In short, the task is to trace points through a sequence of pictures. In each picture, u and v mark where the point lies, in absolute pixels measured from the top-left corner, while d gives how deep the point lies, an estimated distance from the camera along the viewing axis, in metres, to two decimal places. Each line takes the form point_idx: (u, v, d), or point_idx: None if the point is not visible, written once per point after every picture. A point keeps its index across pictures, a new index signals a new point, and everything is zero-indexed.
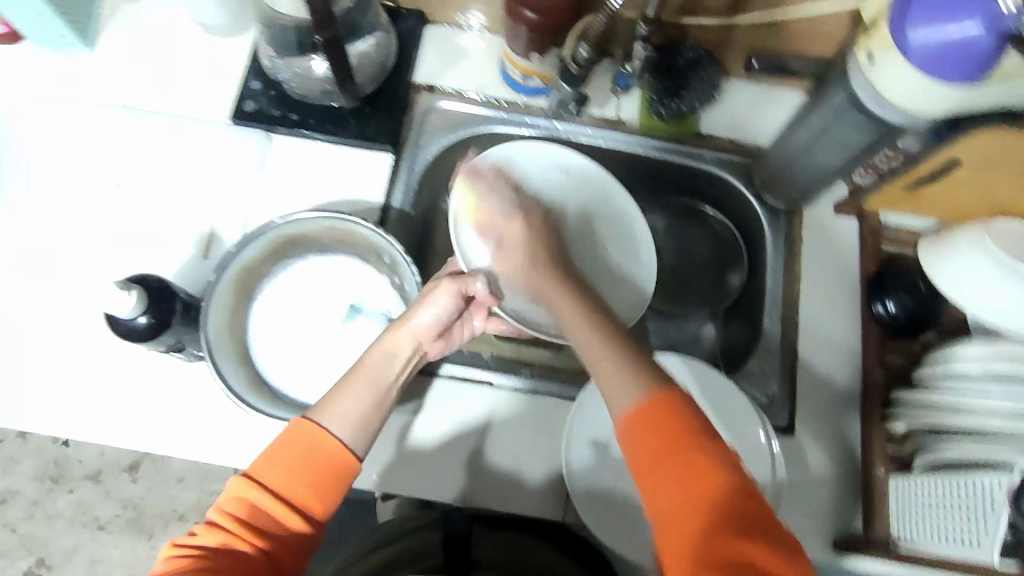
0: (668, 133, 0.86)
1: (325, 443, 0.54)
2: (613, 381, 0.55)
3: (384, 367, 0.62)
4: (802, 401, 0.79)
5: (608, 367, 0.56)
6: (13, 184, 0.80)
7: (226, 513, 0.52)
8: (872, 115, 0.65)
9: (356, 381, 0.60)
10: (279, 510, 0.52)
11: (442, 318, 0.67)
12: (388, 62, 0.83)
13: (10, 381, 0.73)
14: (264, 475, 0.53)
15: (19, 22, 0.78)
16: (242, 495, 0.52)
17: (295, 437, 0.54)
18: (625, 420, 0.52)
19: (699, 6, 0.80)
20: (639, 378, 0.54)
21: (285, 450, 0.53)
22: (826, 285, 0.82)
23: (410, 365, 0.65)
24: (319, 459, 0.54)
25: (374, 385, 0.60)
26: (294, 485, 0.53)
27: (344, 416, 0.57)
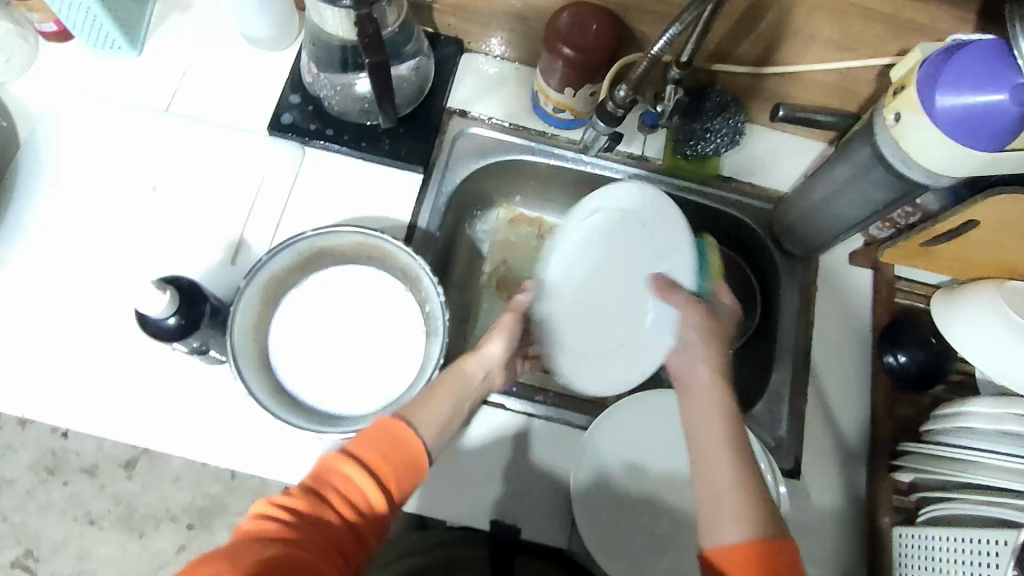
0: (692, 173, 0.88)
1: (414, 439, 0.55)
2: (738, 517, 0.52)
3: (458, 384, 0.65)
4: (809, 445, 0.80)
5: (738, 503, 0.52)
6: (50, 176, 0.81)
7: (321, 483, 0.52)
8: (896, 172, 0.67)
9: (439, 394, 0.63)
10: (369, 490, 0.52)
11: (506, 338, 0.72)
12: (425, 86, 0.85)
13: (32, 370, 0.74)
14: (361, 455, 0.53)
15: (70, 22, 0.80)
16: (341, 470, 0.52)
17: (385, 424, 0.55)
18: (729, 551, 0.51)
19: (731, 55, 0.81)
20: (759, 518, 0.51)
21: (378, 437, 0.54)
22: (837, 333, 0.84)
23: (480, 390, 0.68)
24: (408, 449, 0.55)
25: (456, 399, 0.63)
26: (387, 470, 0.53)
27: (431, 421, 0.59)
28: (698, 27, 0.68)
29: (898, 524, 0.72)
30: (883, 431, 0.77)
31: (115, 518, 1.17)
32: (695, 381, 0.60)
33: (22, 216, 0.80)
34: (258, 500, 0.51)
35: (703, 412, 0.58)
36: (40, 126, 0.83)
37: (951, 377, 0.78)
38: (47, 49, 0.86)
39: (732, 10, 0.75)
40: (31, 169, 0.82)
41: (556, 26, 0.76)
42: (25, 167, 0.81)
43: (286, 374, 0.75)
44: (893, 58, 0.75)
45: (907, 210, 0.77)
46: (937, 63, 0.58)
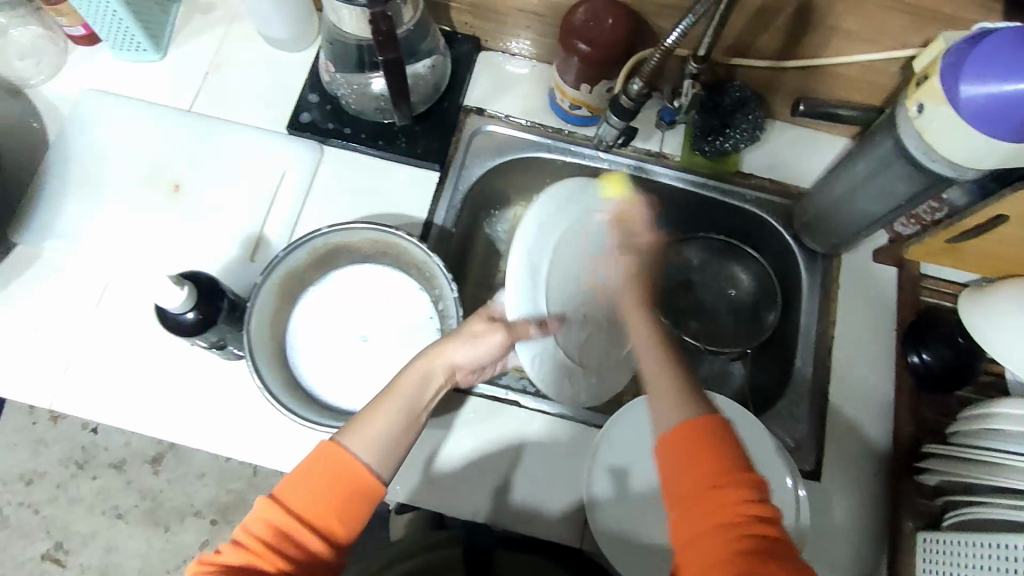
0: (712, 169, 0.87)
1: (355, 467, 0.53)
2: (671, 407, 0.53)
3: (417, 385, 0.61)
4: (829, 447, 0.78)
5: (673, 398, 0.53)
6: (77, 175, 0.84)
7: (250, 533, 0.51)
8: (918, 165, 0.65)
9: (386, 403, 0.59)
10: (302, 532, 0.51)
11: (486, 347, 0.66)
12: (442, 84, 0.86)
13: (58, 365, 0.76)
14: (291, 497, 0.52)
15: (97, 25, 0.82)
16: (269, 517, 0.51)
17: (321, 456, 0.53)
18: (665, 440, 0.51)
19: (750, 48, 0.80)
20: (688, 403, 0.53)
21: (315, 470, 0.53)
22: (860, 333, 0.82)
23: (441, 390, 0.65)
24: (348, 484, 0.53)
25: (409, 407, 0.60)
26: (320, 507, 0.52)
27: (371, 441, 0.56)
28: (714, 21, 0.67)
29: (921, 528, 0.70)
30: (906, 433, 0.75)
31: (141, 513, 1.20)
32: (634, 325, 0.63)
33: (49, 214, 0.82)
34: (189, 563, 0.51)
35: (635, 326, 0.63)
36: (67, 127, 0.85)
37: (979, 378, 0.76)
38: (75, 52, 0.88)
39: (748, 4, 0.74)
40: (59, 169, 0.84)
41: (571, 21, 0.75)
42: (52, 167, 0.84)
43: (302, 369, 0.76)
44: (917, 50, 0.73)
45: (931, 205, 0.76)
46: (961, 50, 0.56)
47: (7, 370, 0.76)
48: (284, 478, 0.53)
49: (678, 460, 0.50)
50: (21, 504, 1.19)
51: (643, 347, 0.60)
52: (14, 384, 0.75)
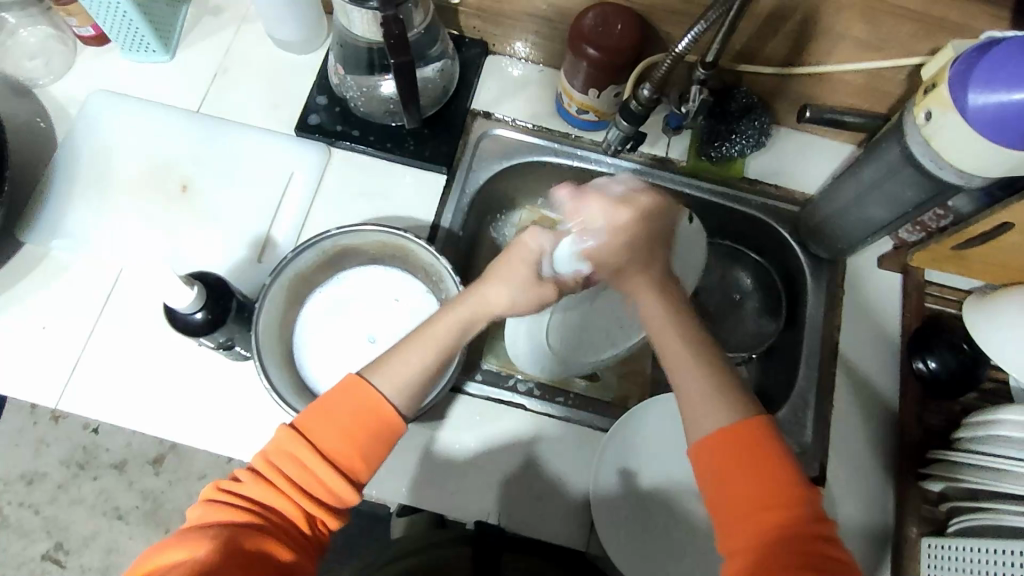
0: (717, 175, 0.87)
1: (376, 404, 0.54)
2: (701, 409, 0.53)
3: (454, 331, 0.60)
4: (834, 452, 0.78)
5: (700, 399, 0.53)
6: (85, 175, 0.84)
7: (271, 465, 0.53)
8: (925, 173, 0.65)
9: (419, 341, 0.59)
10: (319, 467, 0.52)
11: (529, 297, 0.64)
12: (450, 88, 0.86)
13: (64, 364, 0.76)
14: (314, 431, 0.53)
15: (108, 26, 0.83)
16: (291, 448, 0.53)
17: (346, 392, 0.54)
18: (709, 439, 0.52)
19: (758, 54, 0.81)
20: (732, 404, 0.53)
21: (336, 407, 0.54)
22: (865, 339, 0.82)
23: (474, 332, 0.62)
24: (371, 419, 0.54)
25: (437, 354, 0.59)
26: (342, 444, 0.53)
27: (392, 379, 0.56)
28: (723, 28, 0.67)
29: (927, 534, 0.71)
30: (912, 439, 0.75)
31: (141, 514, 1.20)
32: (640, 296, 0.60)
33: (57, 213, 0.82)
34: (207, 486, 0.53)
35: (647, 301, 0.59)
36: (76, 127, 0.85)
37: (984, 385, 0.76)
38: (84, 53, 0.88)
39: (757, 11, 0.74)
40: (68, 169, 0.84)
41: (580, 26, 0.76)
42: (60, 166, 0.84)
43: (309, 370, 0.76)
44: (923, 57, 0.73)
45: (936, 213, 0.76)
46: (969, 59, 0.57)
47: (13, 369, 0.76)
48: (307, 410, 0.54)
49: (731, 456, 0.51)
50: (21, 504, 1.19)
51: (659, 337, 0.57)
52: (21, 383, 0.75)
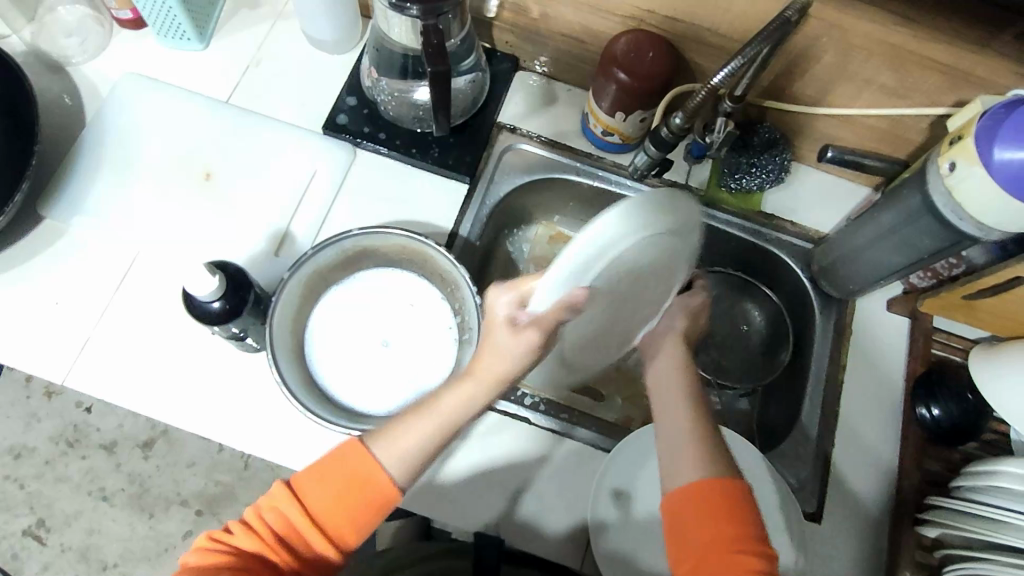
0: (734, 207, 0.89)
1: (379, 478, 0.55)
2: (689, 459, 0.57)
3: (460, 408, 0.57)
4: (830, 490, 0.78)
5: (688, 447, 0.58)
6: (109, 155, 0.84)
7: (263, 521, 0.55)
8: (944, 221, 0.66)
9: (422, 418, 0.56)
10: (310, 531, 0.54)
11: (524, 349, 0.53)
12: (479, 99, 0.87)
13: (71, 341, 0.76)
14: (305, 492, 0.54)
15: (146, 11, 0.83)
16: (284, 509, 0.54)
17: (341, 456, 0.55)
18: (681, 492, 0.56)
19: (785, 92, 0.82)
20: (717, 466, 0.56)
21: (334, 473, 0.54)
22: (869, 380, 0.83)
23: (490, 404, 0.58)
24: (370, 491, 0.54)
25: (441, 430, 0.56)
26: (332, 510, 0.54)
27: (399, 453, 0.55)
28: (756, 63, 0.69)
29: None
30: (909, 483, 0.76)
31: (127, 497, 1.19)
32: (663, 363, 0.66)
33: (78, 190, 0.82)
34: (202, 536, 0.55)
35: (665, 357, 0.66)
36: (104, 106, 0.86)
37: (984, 435, 0.77)
38: (119, 35, 0.89)
39: (789, 50, 0.76)
40: (94, 148, 0.84)
41: (613, 50, 0.77)
42: (85, 145, 0.84)
43: (317, 369, 0.76)
44: (948, 109, 0.75)
45: (948, 262, 0.76)
46: (997, 116, 0.58)
47: (22, 343, 0.76)
48: (301, 470, 0.55)
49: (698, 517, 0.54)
50: (6, 477, 1.19)
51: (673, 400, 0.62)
52: (28, 357, 0.76)
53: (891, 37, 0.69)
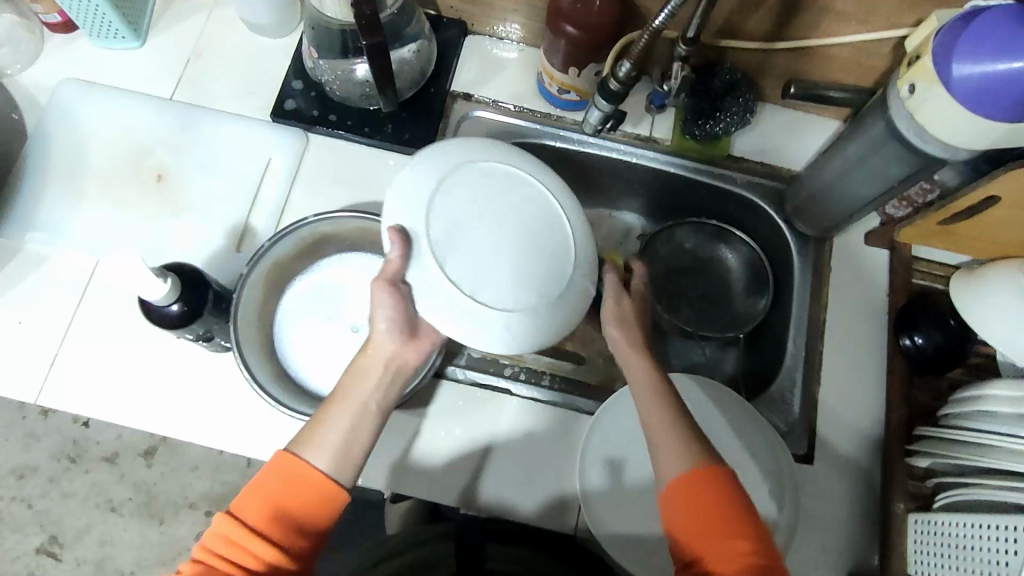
0: (700, 153, 0.86)
1: (313, 475, 0.54)
2: (672, 450, 0.55)
3: (367, 386, 0.59)
4: (821, 430, 0.78)
5: (665, 441, 0.56)
6: (57, 166, 0.82)
7: (206, 549, 0.52)
8: (909, 145, 0.64)
9: (335, 408, 0.58)
10: (254, 546, 0.52)
11: (404, 316, 0.59)
12: (428, 69, 0.84)
13: (41, 360, 0.75)
14: (243, 509, 0.53)
15: (74, 13, 0.80)
16: (224, 532, 0.52)
17: (274, 468, 0.54)
18: (666, 490, 0.54)
19: (739, 30, 0.79)
20: (693, 450, 0.55)
21: (268, 482, 0.54)
22: (854, 316, 0.81)
23: (393, 381, 0.60)
24: (307, 491, 0.54)
25: (353, 411, 0.58)
26: (271, 517, 0.53)
27: (323, 447, 0.56)
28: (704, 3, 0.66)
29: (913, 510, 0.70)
30: (898, 415, 0.75)
31: (135, 506, 1.20)
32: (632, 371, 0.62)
33: (30, 206, 0.80)
34: None
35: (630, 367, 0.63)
36: (47, 115, 0.83)
37: (971, 360, 0.76)
38: (52, 40, 0.86)
39: None
40: (41, 160, 0.82)
41: (559, 4, 0.74)
42: (31, 158, 0.82)
43: (292, 362, 0.75)
44: (907, 30, 0.72)
45: (923, 186, 0.77)
46: (954, 29, 0.55)
47: None
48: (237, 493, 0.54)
49: (684, 515, 0.52)
50: (13, 499, 1.20)
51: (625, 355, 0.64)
52: None
53: None
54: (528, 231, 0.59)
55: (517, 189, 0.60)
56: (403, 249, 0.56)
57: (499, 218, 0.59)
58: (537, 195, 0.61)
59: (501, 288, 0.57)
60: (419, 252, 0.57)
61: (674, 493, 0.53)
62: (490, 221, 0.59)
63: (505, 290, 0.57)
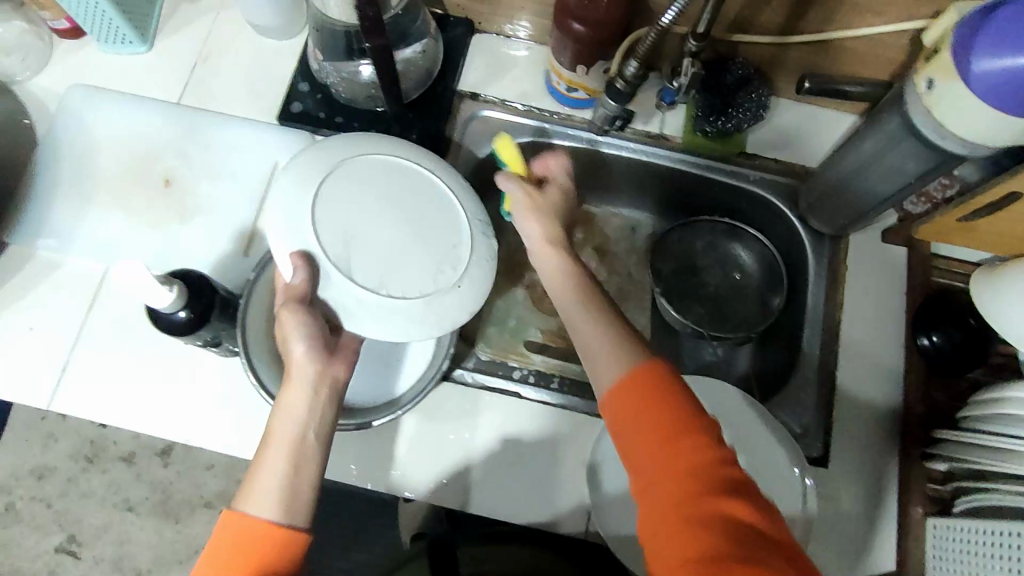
0: (713, 150, 0.85)
1: (258, 525, 0.54)
2: (606, 358, 0.54)
3: (296, 413, 0.58)
4: (837, 431, 0.75)
5: (602, 363, 0.54)
6: (67, 172, 0.82)
7: None
8: (926, 141, 0.62)
9: (268, 450, 0.57)
10: None
11: (317, 334, 0.58)
12: (434, 70, 0.83)
13: (54, 365, 0.76)
14: None
15: (82, 19, 0.81)
16: None
17: (220, 534, 0.54)
18: (610, 392, 0.52)
19: (751, 24, 0.78)
20: (626, 355, 0.54)
21: (216, 552, 0.53)
22: (873, 316, 0.79)
23: (324, 401, 0.59)
24: (260, 543, 0.53)
25: (288, 447, 0.57)
26: None
27: (266, 494, 0.55)
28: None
29: (931, 514, 0.69)
30: (918, 417, 0.74)
31: (151, 505, 1.21)
32: (561, 299, 0.61)
33: (40, 213, 0.80)
34: None
35: (562, 289, 0.62)
36: (56, 121, 0.83)
37: (993, 360, 0.74)
38: (62, 46, 0.87)
39: None
40: (51, 167, 0.82)
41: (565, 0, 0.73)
42: (42, 164, 0.82)
43: None
44: (926, 20, 0.70)
45: (942, 182, 0.75)
46: (974, 22, 0.53)
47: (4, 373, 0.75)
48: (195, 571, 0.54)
49: (635, 413, 0.50)
50: (33, 498, 1.22)
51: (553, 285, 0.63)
52: (12, 385, 0.75)
53: None
54: (409, 214, 0.59)
55: (382, 173, 0.60)
56: (308, 271, 0.55)
57: (381, 211, 0.59)
58: (416, 177, 0.61)
59: (410, 278, 0.58)
60: (317, 266, 0.56)
61: (619, 391, 0.51)
62: (376, 216, 0.58)
63: (411, 274, 0.58)
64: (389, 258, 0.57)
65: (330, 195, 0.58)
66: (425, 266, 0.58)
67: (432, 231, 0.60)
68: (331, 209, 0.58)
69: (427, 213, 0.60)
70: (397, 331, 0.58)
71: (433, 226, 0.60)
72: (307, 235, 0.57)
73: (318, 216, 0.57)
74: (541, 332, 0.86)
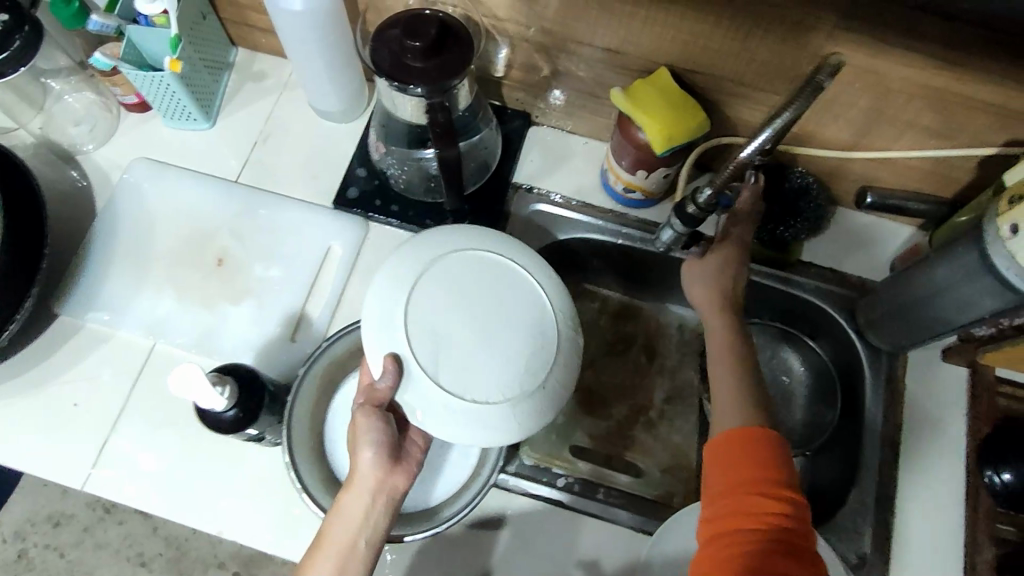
0: (768, 257, 0.83)
1: None
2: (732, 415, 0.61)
3: (350, 523, 0.58)
4: (896, 562, 0.73)
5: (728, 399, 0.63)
6: (124, 245, 0.83)
7: None
8: (1005, 281, 0.61)
9: (319, 554, 0.58)
10: None
11: (387, 445, 0.59)
12: (490, 162, 0.84)
13: (93, 443, 0.75)
14: None
15: (151, 98, 0.83)
16: None
17: None
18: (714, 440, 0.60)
19: (815, 137, 0.77)
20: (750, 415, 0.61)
21: None
22: (933, 439, 0.77)
23: (382, 510, 0.59)
24: None
25: (340, 554, 0.58)
26: None
27: None
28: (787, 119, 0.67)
29: None
30: None
31: (165, 561, 1.18)
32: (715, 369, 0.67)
33: (94, 284, 0.81)
34: None
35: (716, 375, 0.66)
36: (116, 194, 0.85)
37: None
38: (127, 119, 0.88)
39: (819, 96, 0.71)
40: (107, 239, 0.83)
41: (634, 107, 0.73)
42: (99, 236, 0.83)
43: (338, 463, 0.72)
44: (998, 148, 0.69)
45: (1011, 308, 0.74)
46: None
47: (43, 447, 0.75)
48: None
49: (723, 458, 0.58)
50: (48, 547, 1.21)
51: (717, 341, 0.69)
52: (51, 461, 0.74)
53: (932, 80, 0.64)
54: (494, 312, 0.58)
55: (474, 268, 0.59)
56: (396, 378, 0.55)
57: (472, 307, 0.57)
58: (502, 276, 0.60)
59: (492, 379, 0.56)
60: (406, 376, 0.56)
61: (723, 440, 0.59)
62: (468, 314, 0.57)
63: (495, 379, 0.56)
64: (472, 361, 0.56)
65: (430, 293, 0.58)
66: (506, 368, 0.56)
67: (522, 328, 0.57)
68: (429, 305, 0.57)
69: (515, 306, 0.58)
70: (478, 438, 0.56)
71: (514, 317, 0.58)
72: (399, 335, 0.56)
73: (414, 312, 0.57)
74: (584, 433, 0.85)
